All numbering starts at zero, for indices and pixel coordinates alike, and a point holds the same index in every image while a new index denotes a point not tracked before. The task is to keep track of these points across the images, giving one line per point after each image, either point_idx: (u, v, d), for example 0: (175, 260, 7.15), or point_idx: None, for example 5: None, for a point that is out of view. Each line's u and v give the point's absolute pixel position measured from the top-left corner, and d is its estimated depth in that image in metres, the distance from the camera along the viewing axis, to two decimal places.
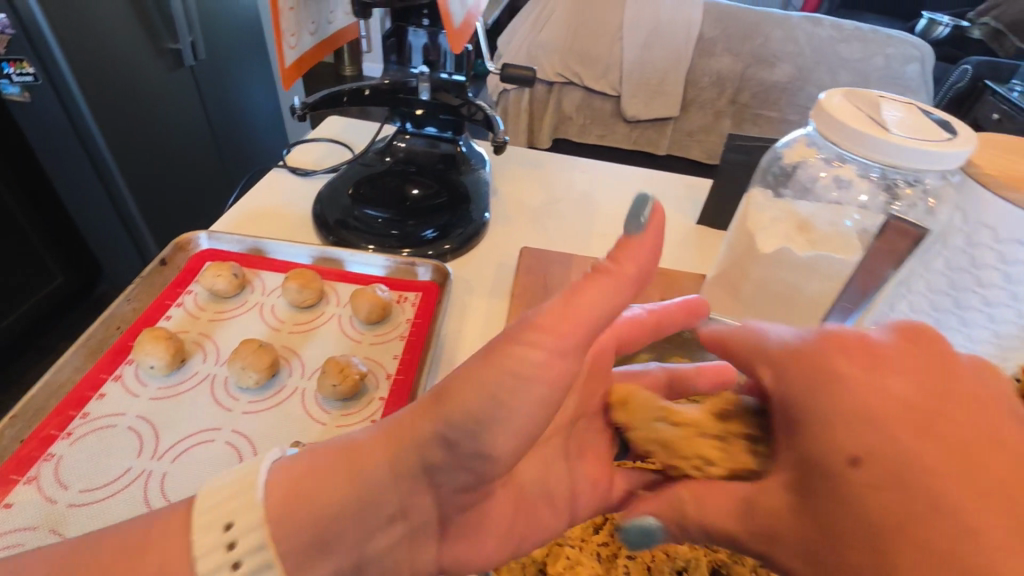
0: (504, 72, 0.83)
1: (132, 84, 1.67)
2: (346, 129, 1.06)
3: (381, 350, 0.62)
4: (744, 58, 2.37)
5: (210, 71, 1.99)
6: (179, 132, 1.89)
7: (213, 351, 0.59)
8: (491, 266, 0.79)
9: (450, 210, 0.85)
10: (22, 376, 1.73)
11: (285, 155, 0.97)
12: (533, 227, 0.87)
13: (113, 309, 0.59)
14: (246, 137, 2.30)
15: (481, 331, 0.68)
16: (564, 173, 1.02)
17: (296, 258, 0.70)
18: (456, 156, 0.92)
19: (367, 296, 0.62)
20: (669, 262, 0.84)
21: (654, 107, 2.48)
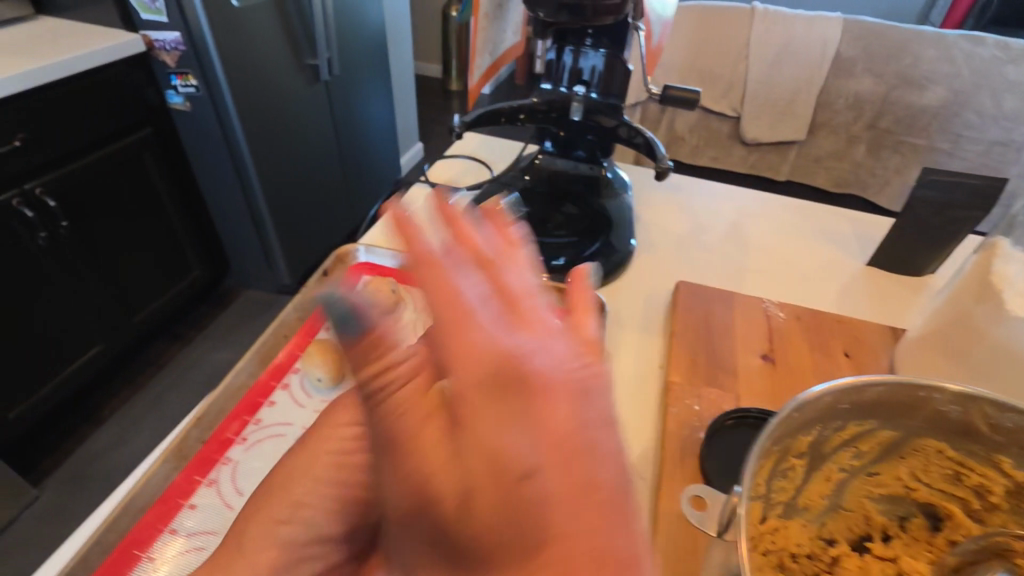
0: (666, 94, 0.79)
1: (278, 96, 1.80)
2: (481, 146, 1.06)
3: None
4: (888, 79, 2.17)
5: (342, 85, 2.12)
6: (311, 141, 2.02)
7: None
8: (638, 297, 0.74)
9: (594, 234, 0.81)
10: (159, 359, 1.89)
11: (425, 170, 0.98)
12: (681, 258, 0.81)
13: (282, 316, 0.61)
14: (366, 147, 2.42)
15: (634, 369, 0.63)
16: (708, 200, 0.96)
17: None
18: (600, 179, 0.88)
19: None
20: (838, 307, 0.75)
21: (778, 129, 2.33)
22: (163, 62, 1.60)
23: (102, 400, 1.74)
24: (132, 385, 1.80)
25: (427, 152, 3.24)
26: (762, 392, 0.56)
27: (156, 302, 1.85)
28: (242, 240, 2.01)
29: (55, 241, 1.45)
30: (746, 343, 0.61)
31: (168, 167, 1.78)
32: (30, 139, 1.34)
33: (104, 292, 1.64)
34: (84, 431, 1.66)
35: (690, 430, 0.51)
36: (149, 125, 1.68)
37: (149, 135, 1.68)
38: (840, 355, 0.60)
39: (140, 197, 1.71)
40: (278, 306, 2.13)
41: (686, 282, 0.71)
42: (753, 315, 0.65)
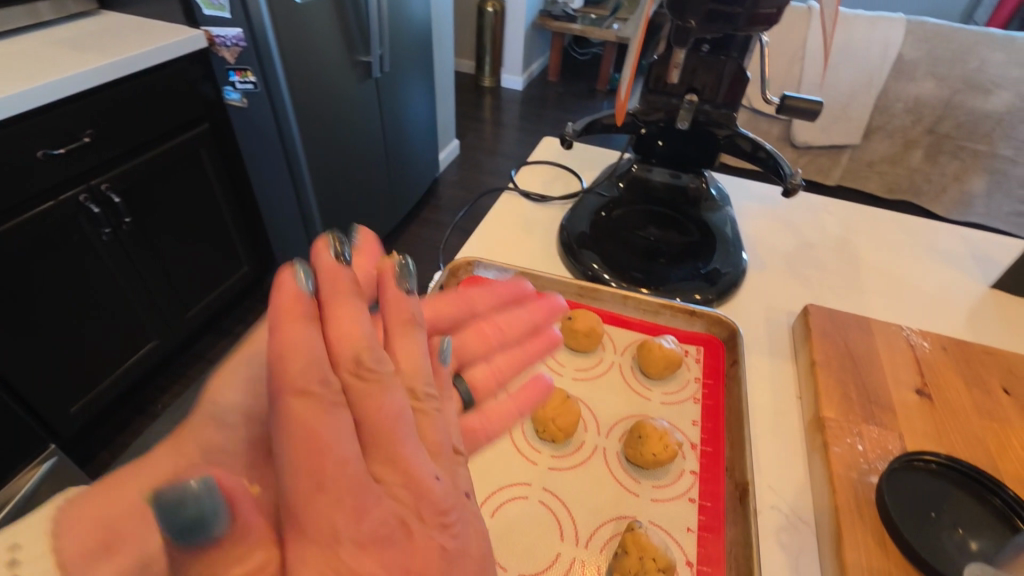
0: (786, 104, 0.74)
1: (331, 92, 1.78)
2: (563, 152, 1.03)
3: (675, 412, 0.55)
4: (952, 83, 2.09)
5: (389, 81, 2.09)
6: (360, 139, 2.00)
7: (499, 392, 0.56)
8: (758, 319, 0.70)
9: (704, 250, 0.78)
10: (208, 354, 1.90)
11: (512, 177, 0.95)
12: (794, 276, 0.78)
13: None
14: (408, 144, 2.40)
15: (771, 399, 0.60)
16: (809, 213, 0.92)
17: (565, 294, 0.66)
18: (702, 192, 0.85)
19: (659, 348, 0.57)
20: (967, 333, 0.71)
21: (831, 133, 2.27)
22: (223, 58, 1.60)
23: (155, 395, 1.75)
24: (183, 380, 1.81)
25: (463, 149, 3.21)
26: (924, 431, 0.52)
27: (208, 298, 1.85)
28: (291, 238, 2.01)
29: (117, 238, 1.46)
30: (896, 375, 0.58)
31: (223, 163, 1.78)
32: (98, 135, 1.34)
33: (161, 288, 1.65)
34: (138, 425, 1.67)
35: (858, 473, 0.49)
36: (206, 121, 1.68)
37: (206, 131, 1.68)
38: (999, 392, 0.57)
39: (197, 193, 1.71)
40: None
41: (813, 305, 0.67)
42: (895, 344, 0.61)
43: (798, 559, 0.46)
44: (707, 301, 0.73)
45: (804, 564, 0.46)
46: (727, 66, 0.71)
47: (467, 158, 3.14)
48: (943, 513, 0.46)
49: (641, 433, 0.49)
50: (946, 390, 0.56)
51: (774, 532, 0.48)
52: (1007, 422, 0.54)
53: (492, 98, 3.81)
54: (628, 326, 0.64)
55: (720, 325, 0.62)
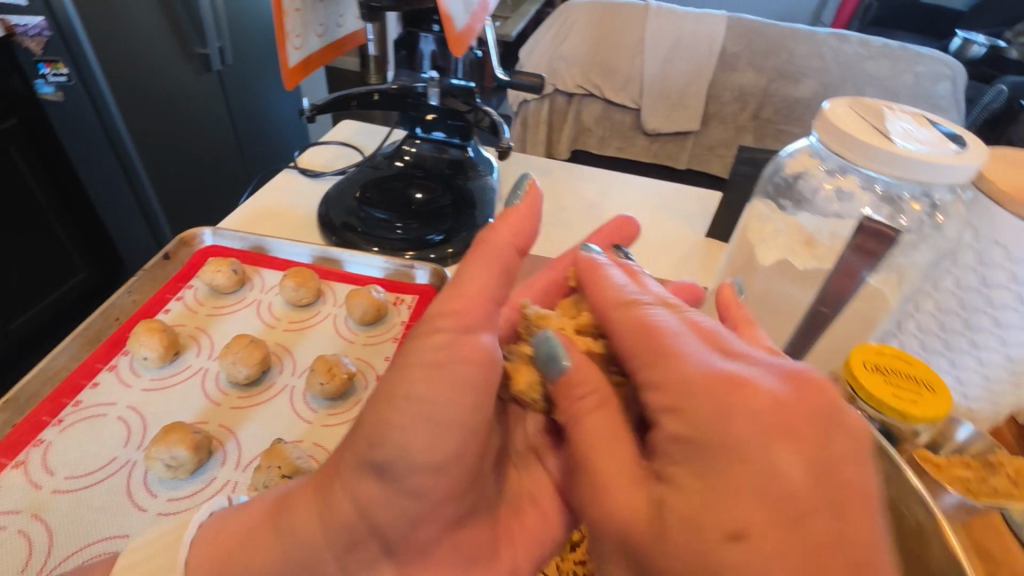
0: (514, 80, 0.84)
1: (163, 84, 1.70)
2: (358, 131, 1.07)
3: (374, 351, 0.61)
4: (768, 73, 2.34)
5: (237, 74, 2.03)
6: (204, 133, 1.93)
7: (207, 344, 0.60)
8: None
9: (454, 214, 0.84)
10: None
11: (296, 157, 0.98)
12: (538, 234, 0.87)
13: (113, 300, 0.61)
14: (271, 140, 2.35)
15: None
16: (573, 180, 1.02)
17: (295, 256, 0.70)
18: (465, 161, 0.91)
19: (365, 296, 0.63)
20: (671, 272, 0.83)
21: (675, 120, 2.45)
22: (28, 49, 1.48)
23: None
24: None
25: None
26: None
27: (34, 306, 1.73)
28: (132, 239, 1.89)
29: None
30: None
31: (39, 160, 1.67)
32: None
33: None
34: None
35: None
36: (13, 116, 1.57)
37: (15, 127, 1.57)
38: None
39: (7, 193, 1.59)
40: None
41: None
42: None
43: None
44: (446, 260, 0.81)
45: None
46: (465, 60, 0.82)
47: None
48: None
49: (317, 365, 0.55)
50: None
51: None
52: None
53: None
54: (353, 281, 0.69)
55: (435, 276, 0.68)
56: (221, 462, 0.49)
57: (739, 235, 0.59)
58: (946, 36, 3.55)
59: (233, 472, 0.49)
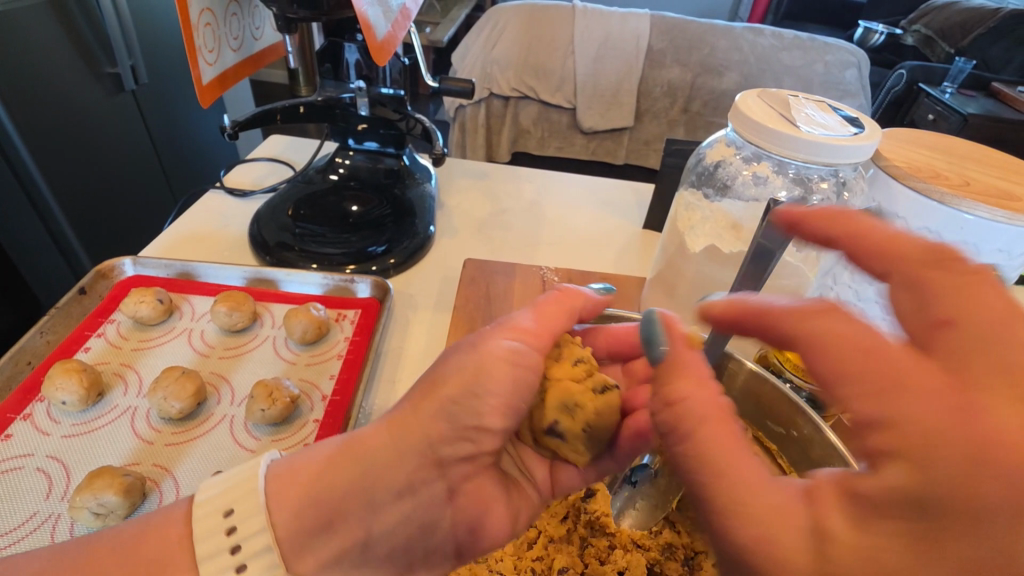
0: (443, 85, 0.84)
1: (72, 109, 1.59)
2: (289, 146, 1.04)
3: (317, 370, 0.60)
4: (693, 67, 2.44)
5: (152, 93, 1.91)
6: (121, 157, 1.81)
7: (135, 380, 0.56)
8: (436, 279, 0.78)
9: (393, 223, 0.83)
10: None
11: (222, 176, 0.94)
12: (480, 237, 0.87)
13: (24, 342, 0.56)
14: (197, 160, 2.24)
15: (423, 345, 0.66)
16: (511, 183, 1.02)
17: (226, 279, 0.67)
18: (400, 170, 0.90)
19: (305, 315, 0.61)
20: (613, 265, 0.84)
21: (610, 118, 2.51)
22: None
23: None
24: None
25: None
26: None
27: None
28: None
29: None
30: (521, 307, 0.68)
31: None
32: None
33: None
34: None
35: None
36: None
37: None
38: None
39: None
40: None
41: (475, 259, 0.75)
42: (530, 280, 0.72)
43: None
44: (388, 270, 0.80)
45: None
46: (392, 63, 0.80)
47: None
48: None
49: (256, 391, 0.53)
50: None
51: None
52: None
53: None
54: (290, 300, 0.66)
55: (377, 289, 0.67)
56: (159, 504, 0.46)
57: (667, 232, 0.62)
58: (849, 26, 3.81)
59: None
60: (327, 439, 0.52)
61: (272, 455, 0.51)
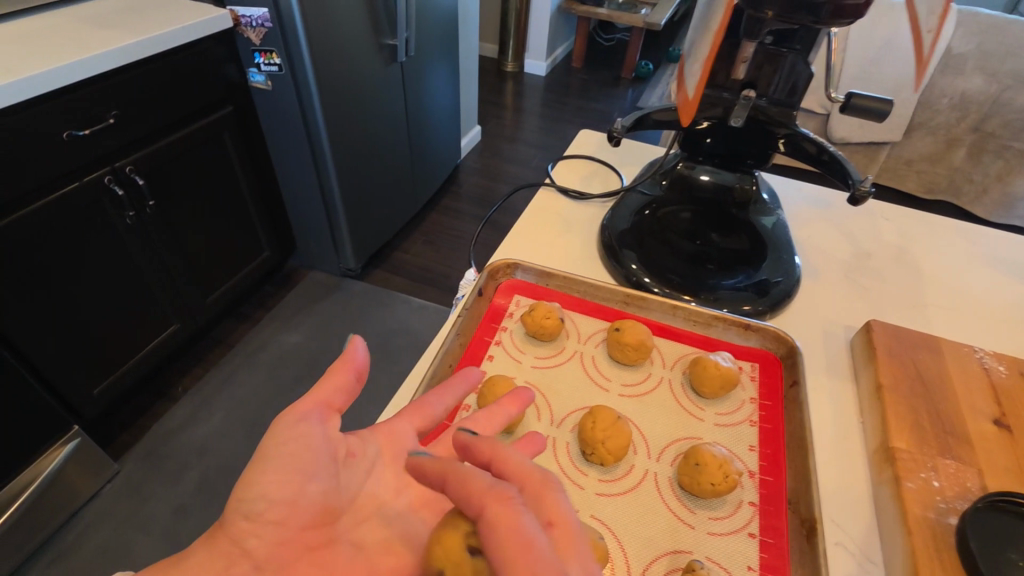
0: (850, 103, 0.69)
1: (355, 75, 1.72)
2: (602, 146, 0.99)
3: (732, 435, 0.52)
4: (1001, 78, 1.99)
5: (413, 64, 2.03)
6: (384, 125, 1.96)
7: (545, 407, 0.53)
8: (815, 334, 0.66)
9: (753, 254, 0.74)
10: (228, 338, 1.90)
11: (550, 171, 0.91)
12: (849, 285, 0.73)
13: (444, 344, 0.56)
14: (432, 130, 2.37)
15: (831, 417, 0.56)
16: (861, 217, 0.86)
17: (607, 302, 0.63)
18: (752, 193, 0.79)
19: (717, 365, 0.53)
20: None
21: (870, 129, 2.18)
22: (248, 39, 1.55)
23: (176, 377, 1.77)
24: (203, 363, 1.82)
25: (483, 138, 3.20)
26: (1005, 468, 0.48)
27: (231, 281, 1.84)
28: (312, 223, 1.98)
29: (141, 221, 1.44)
30: (971, 401, 0.53)
31: (246, 147, 1.74)
32: (122, 116, 1.31)
33: (185, 273, 1.64)
34: (159, 407, 1.69)
35: (936, 513, 0.45)
36: (231, 103, 1.64)
37: (230, 113, 1.63)
38: None
39: (222, 179, 1.68)
40: (342, 290, 2.11)
41: (876, 321, 0.63)
42: (968, 365, 0.57)
43: None
44: (758, 313, 0.68)
45: None
46: (790, 60, 0.66)
47: (486, 147, 3.14)
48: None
49: (699, 461, 0.46)
50: None
51: None
52: None
53: (514, 93, 3.79)
54: (678, 339, 0.60)
55: (778, 341, 0.58)
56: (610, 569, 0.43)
57: None
58: None
59: None
60: (782, 542, 0.44)
61: (714, 538, 0.45)
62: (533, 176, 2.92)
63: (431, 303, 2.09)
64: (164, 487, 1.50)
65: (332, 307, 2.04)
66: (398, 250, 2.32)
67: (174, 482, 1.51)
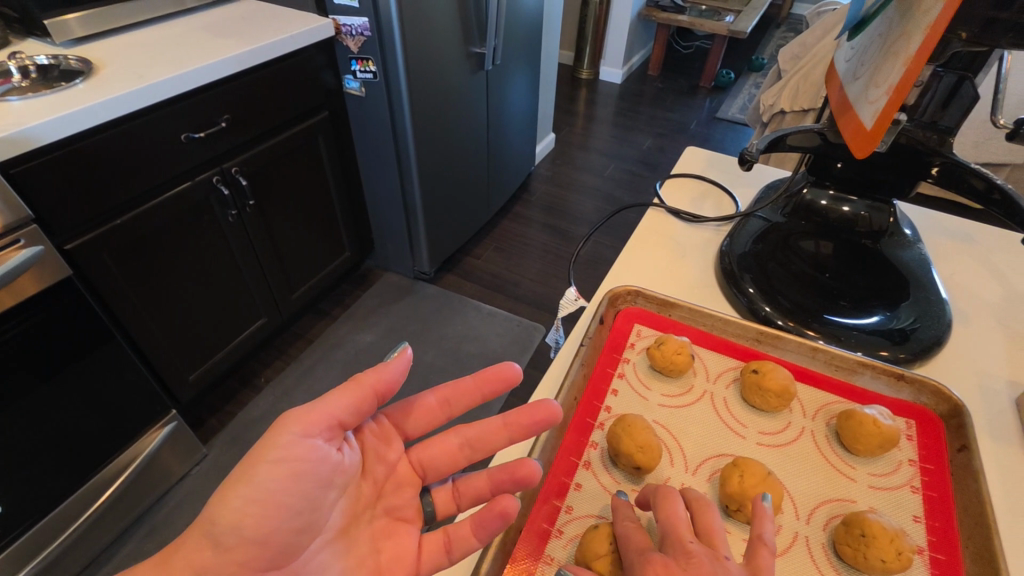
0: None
1: (443, 82, 1.75)
2: (711, 164, 0.94)
3: (891, 502, 0.47)
4: None
5: (497, 72, 2.04)
6: (466, 132, 1.97)
7: (677, 450, 0.50)
8: (971, 387, 0.59)
9: (894, 293, 0.67)
10: (308, 333, 1.98)
11: (657, 190, 0.87)
12: (1007, 334, 0.65)
13: (570, 374, 0.54)
14: (510, 138, 2.38)
15: (1001, 487, 0.50)
16: (1013, 254, 0.77)
17: (739, 339, 0.59)
18: (891, 224, 0.73)
19: (875, 422, 0.48)
20: None
21: (987, 149, 1.98)
22: (347, 48, 1.60)
23: (260, 368, 1.85)
24: (285, 356, 1.89)
25: (555, 146, 3.18)
26: None
27: (314, 279, 1.91)
28: (392, 227, 2.02)
29: (242, 219, 1.52)
30: None
31: (337, 151, 1.80)
32: (232, 121, 1.38)
33: (275, 269, 1.71)
34: (244, 395, 1.77)
35: None
36: (326, 109, 1.70)
37: (325, 119, 1.70)
38: None
39: (313, 181, 1.75)
40: (414, 293, 2.15)
41: None
42: None
43: None
44: (901, 360, 0.62)
45: None
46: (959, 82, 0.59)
47: (558, 154, 3.12)
48: None
49: (867, 532, 0.42)
50: None
51: None
52: None
53: (588, 101, 3.76)
54: (820, 385, 0.55)
55: (941, 397, 0.52)
56: None
57: None
58: None
59: None
60: None
61: None
62: (606, 186, 2.87)
63: (501, 310, 2.09)
64: None
65: (405, 309, 2.08)
66: (470, 255, 2.33)
67: None
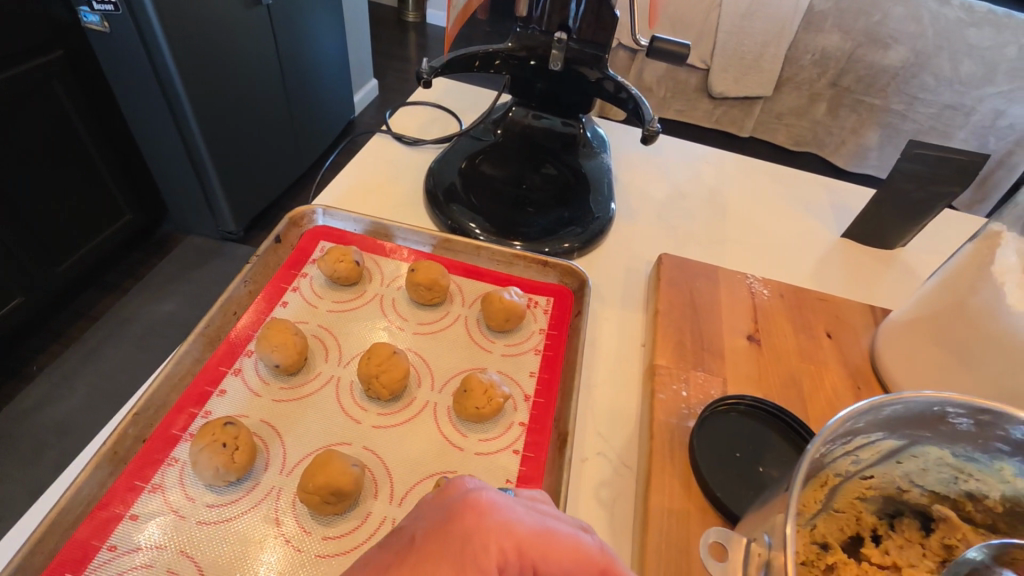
0: (654, 46, 0.72)
1: (208, 17, 1.57)
2: (449, 92, 0.97)
3: (514, 364, 0.55)
4: (856, 36, 2.14)
5: (283, 8, 1.87)
6: (251, 76, 1.81)
7: (335, 348, 0.54)
8: (619, 269, 0.70)
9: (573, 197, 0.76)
10: (91, 310, 1.75)
11: (387, 118, 0.89)
12: (661, 225, 0.78)
13: (230, 292, 0.54)
14: (316, 82, 2.23)
15: (618, 342, 0.61)
16: (685, 161, 0.91)
17: (415, 245, 0.63)
18: (578, 137, 0.81)
19: (502, 300, 0.55)
20: (813, 282, 0.74)
21: (745, 84, 2.27)
22: None
23: (29, 356, 1.61)
24: (62, 339, 1.66)
25: (379, 92, 3.05)
26: (748, 376, 0.54)
27: (85, 248, 1.68)
28: (179, 184, 1.82)
29: None
30: (732, 323, 0.59)
31: (86, 98, 1.57)
32: None
33: (22, 239, 1.47)
34: (10, 388, 1.54)
35: (678, 419, 0.50)
36: (59, 47, 1.46)
37: (60, 59, 1.46)
38: (823, 335, 0.59)
39: (58, 133, 1.51)
40: (222, 255, 1.99)
41: (670, 255, 0.67)
42: (738, 291, 0.63)
43: (614, 505, 0.48)
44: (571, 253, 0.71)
45: (619, 510, 0.47)
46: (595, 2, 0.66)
47: (383, 102, 3.01)
48: (745, 451, 0.48)
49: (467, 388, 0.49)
50: (775, 335, 0.59)
51: (595, 484, 0.49)
52: (824, 364, 0.57)
53: (415, 45, 3.63)
54: (481, 278, 0.62)
55: (572, 275, 0.61)
56: (374, 493, 0.45)
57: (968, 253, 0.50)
58: None
59: (390, 508, 0.44)
60: (539, 454, 0.48)
61: (479, 456, 0.48)
62: None
63: None
64: (17, 471, 1.39)
65: (212, 273, 1.92)
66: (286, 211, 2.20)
67: (29, 465, 1.40)
